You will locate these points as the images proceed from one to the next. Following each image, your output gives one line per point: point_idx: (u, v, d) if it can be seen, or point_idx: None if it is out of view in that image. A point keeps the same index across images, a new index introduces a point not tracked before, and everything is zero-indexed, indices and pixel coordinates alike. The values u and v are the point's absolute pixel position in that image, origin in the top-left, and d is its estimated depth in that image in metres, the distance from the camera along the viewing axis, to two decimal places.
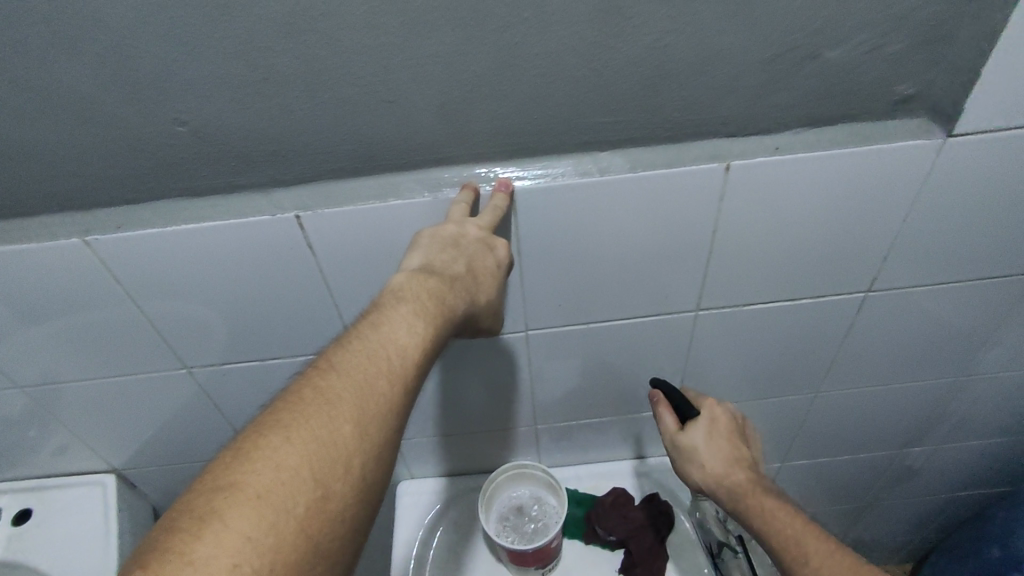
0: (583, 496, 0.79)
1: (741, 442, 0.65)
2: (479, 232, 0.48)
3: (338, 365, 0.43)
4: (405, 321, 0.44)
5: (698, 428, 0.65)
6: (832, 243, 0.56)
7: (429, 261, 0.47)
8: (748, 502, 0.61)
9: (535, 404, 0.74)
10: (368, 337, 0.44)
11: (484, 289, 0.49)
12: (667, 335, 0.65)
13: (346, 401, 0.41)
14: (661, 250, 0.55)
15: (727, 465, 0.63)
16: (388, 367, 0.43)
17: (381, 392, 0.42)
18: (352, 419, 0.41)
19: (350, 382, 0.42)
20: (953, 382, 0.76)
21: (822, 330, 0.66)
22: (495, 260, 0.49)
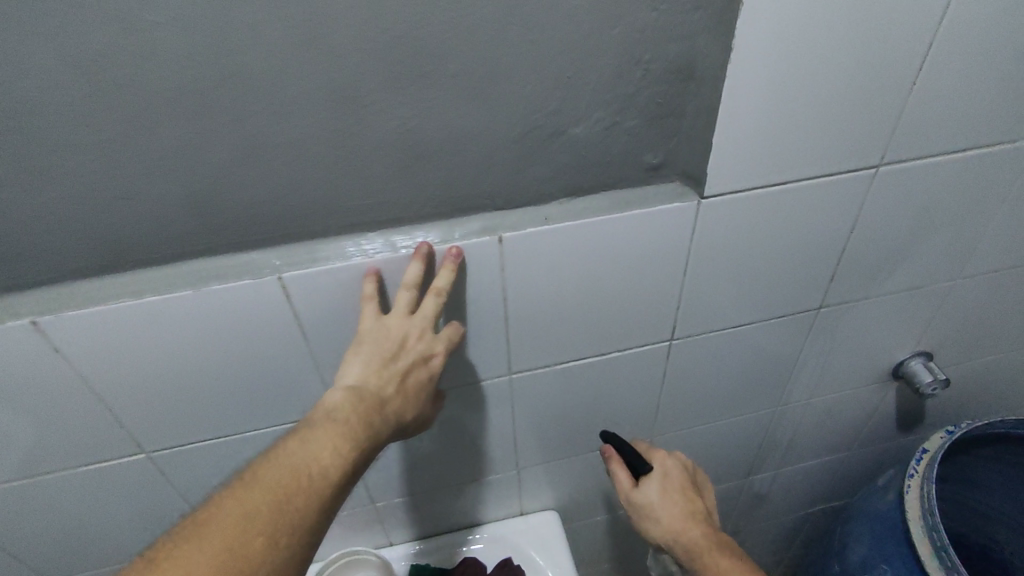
0: (430, 568, 0.76)
1: (695, 496, 0.67)
2: (417, 336, 0.46)
3: (262, 482, 0.37)
4: (333, 440, 0.40)
5: (652, 483, 0.67)
6: (623, 300, 0.59)
7: (361, 373, 0.44)
8: (704, 559, 0.62)
9: (370, 483, 0.71)
10: (293, 453, 0.39)
11: (407, 407, 0.46)
12: (488, 400, 0.65)
13: (261, 516, 0.35)
14: (456, 322, 0.55)
15: (680, 521, 0.65)
16: (309, 489, 0.38)
17: (299, 509, 0.37)
18: (264, 533, 0.35)
19: (270, 501, 0.36)
20: (773, 412, 0.81)
21: (638, 377, 0.69)
22: (427, 372, 0.47)
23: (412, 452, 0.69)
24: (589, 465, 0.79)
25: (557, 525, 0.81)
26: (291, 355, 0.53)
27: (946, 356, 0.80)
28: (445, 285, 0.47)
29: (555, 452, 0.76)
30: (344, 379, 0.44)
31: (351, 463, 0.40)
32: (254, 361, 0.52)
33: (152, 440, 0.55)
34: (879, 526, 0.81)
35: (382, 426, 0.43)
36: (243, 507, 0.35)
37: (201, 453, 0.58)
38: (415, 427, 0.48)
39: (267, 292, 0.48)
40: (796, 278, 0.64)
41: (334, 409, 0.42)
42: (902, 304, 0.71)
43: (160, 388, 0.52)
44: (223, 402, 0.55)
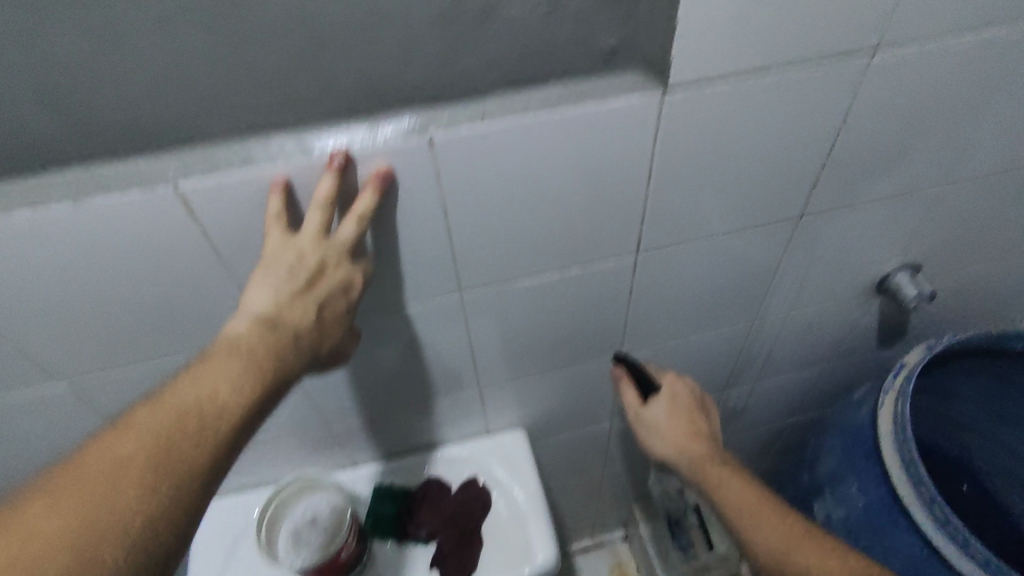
0: (396, 489, 0.75)
1: (701, 418, 0.67)
2: (336, 265, 0.41)
3: (143, 426, 0.33)
4: (233, 374, 0.36)
5: (660, 402, 0.67)
6: (581, 210, 0.53)
7: (270, 299, 0.40)
8: (704, 471, 0.62)
9: (324, 406, 0.69)
10: (185, 390, 0.35)
11: (325, 338, 0.42)
12: (439, 320, 0.61)
13: (139, 460, 0.32)
14: (392, 238, 0.49)
15: (685, 437, 0.65)
16: (203, 427, 0.34)
17: (187, 454, 0.33)
18: (140, 479, 0.32)
19: (148, 445, 0.33)
20: (748, 327, 0.78)
21: (603, 294, 0.64)
22: (348, 302, 0.43)
23: (366, 374, 0.66)
24: (556, 383, 0.77)
25: (525, 444, 0.80)
26: (209, 282, 0.47)
27: (936, 267, 0.76)
28: (366, 210, 0.42)
29: (519, 372, 0.73)
30: (250, 308, 0.40)
31: (253, 401, 0.37)
32: (168, 288, 0.47)
33: (72, 370, 0.52)
34: (851, 439, 0.80)
35: (297, 358, 0.39)
36: (115, 454, 0.32)
37: (131, 383, 0.55)
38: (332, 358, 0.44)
39: (163, 207, 0.41)
40: (775, 184, 0.57)
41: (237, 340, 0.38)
42: (892, 212, 0.66)
43: (64, 319, 0.46)
44: (142, 334, 0.50)
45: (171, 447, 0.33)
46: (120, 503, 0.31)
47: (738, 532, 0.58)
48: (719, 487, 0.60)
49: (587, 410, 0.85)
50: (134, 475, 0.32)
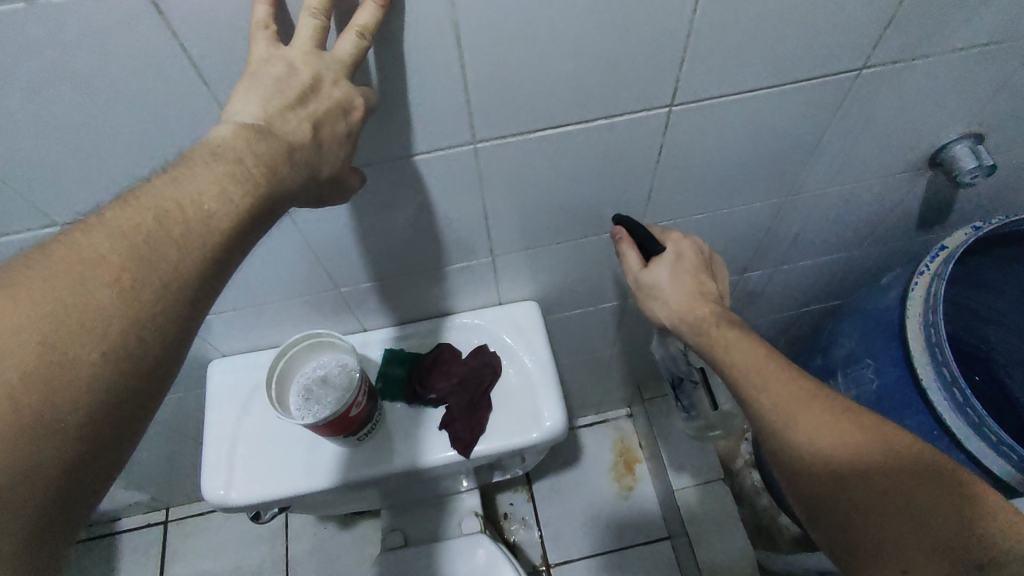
0: (405, 354, 0.75)
1: (707, 278, 0.64)
2: (328, 77, 0.35)
3: (113, 224, 0.30)
4: (219, 180, 0.32)
5: (663, 263, 0.63)
6: (613, 44, 0.46)
7: (260, 109, 0.35)
8: (710, 333, 0.60)
9: (331, 268, 0.66)
10: (163, 191, 0.32)
11: (327, 158, 0.37)
12: (451, 177, 0.56)
13: (110, 261, 0.30)
14: (397, 68, 0.43)
15: (687, 301, 0.62)
16: (184, 235, 0.31)
17: (165, 261, 0.31)
18: (113, 281, 0.30)
19: (122, 246, 0.30)
20: (781, 203, 0.73)
21: (630, 154, 0.59)
22: (350, 124, 0.37)
23: (374, 236, 0.63)
24: (572, 254, 0.74)
25: (536, 315, 0.78)
26: (198, 107, 0.43)
27: (998, 141, 0.68)
28: (369, 25, 0.36)
29: (533, 240, 0.69)
30: (237, 114, 0.35)
31: (244, 213, 0.32)
32: (152, 114, 0.42)
33: (64, 210, 0.49)
34: (873, 323, 0.77)
35: (295, 175, 0.35)
36: (85, 250, 0.30)
37: None
38: (335, 190, 0.40)
39: (133, 10, 0.36)
40: (839, 25, 0.50)
41: (224, 144, 0.33)
42: (964, 69, 0.58)
43: (45, 148, 0.43)
44: (133, 167, 0.46)
45: (146, 251, 0.30)
46: (96, 302, 0.29)
47: (743, 394, 0.56)
48: (727, 348, 0.58)
49: (602, 285, 0.82)
50: (107, 275, 0.29)
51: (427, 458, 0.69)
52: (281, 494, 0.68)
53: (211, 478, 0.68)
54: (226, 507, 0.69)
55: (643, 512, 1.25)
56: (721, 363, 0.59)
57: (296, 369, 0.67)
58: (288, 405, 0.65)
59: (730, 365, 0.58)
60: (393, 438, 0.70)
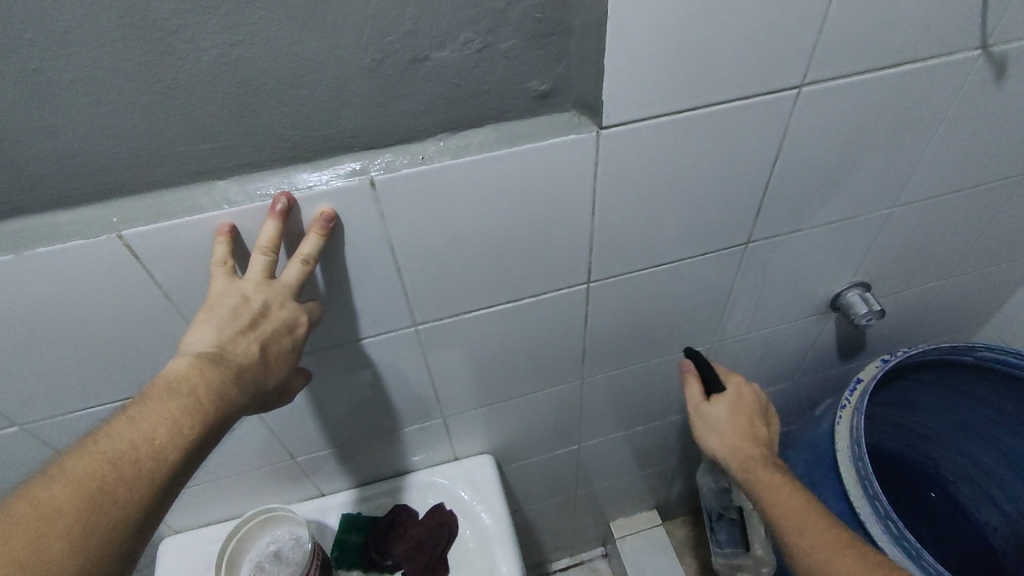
0: (364, 518, 0.76)
1: (761, 424, 0.69)
2: (286, 307, 0.43)
3: (71, 474, 0.33)
4: (172, 414, 0.36)
5: (722, 402, 0.70)
6: (528, 244, 0.54)
7: (216, 338, 0.40)
8: (757, 473, 0.64)
9: (287, 439, 0.69)
10: (119, 434, 0.35)
11: (272, 374, 0.43)
12: (397, 353, 0.62)
13: (65, 514, 0.32)
14: (340, 275, 0.50)
15: (740, 440, 0.67)
16: (137, 473, 0.34)
17: (118, 502, 0.33)
18: (68, 533, 0.32)
19: (77, 494, 0.33)
20: (709, 349, 0.79)
21: (560, 322, 0.66)
22: (293, 341, 0.44)
23: (328, 408, 0.67)
24: (521, 409, 0.78)
25: (491, 468, 0.80)
26: (160, 320, 0.48)
27: (886, 286, 0.78)
28: (311, 253, 0.43)
29: (482, 399, 0.73)
30: (194, 345, 0.40)
31: (194, 441, 0.37)
32: (118, 327, 0.48)
33: (28, 413, 0.52)
34: (812, 456, 0.81)
35: (240, 395, 0.40)
36: (45, 503, 0.32)
37: (87, 422, 0.55)
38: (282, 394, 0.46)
39: (108, 253, 0.42)
40: (718, 213, 0.59)
41: (178, 380, 0.38)
42: (836, 235, 0.68)
43: (16, 361, 0.47)
44: (97, 371, 0.51)
45: (102, 496, 0.33)
46: (49, 555, 0.31)
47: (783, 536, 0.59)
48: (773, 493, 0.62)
49: (555, 432, 0.86)
50: (62, 526, 0.32)
51: None
52: None
53: None
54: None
55: None
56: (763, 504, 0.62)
57: (242, 549, 0.66)
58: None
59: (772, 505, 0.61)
60: None
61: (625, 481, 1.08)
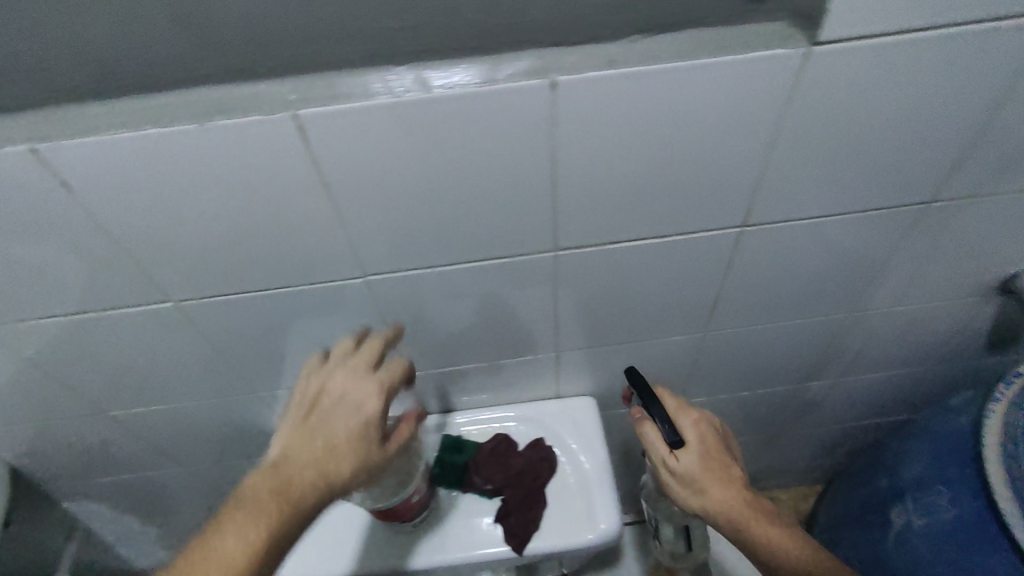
0: (466, 441, 0.75)
1: (731, 461, 0.63)
2: (364, 413, 0.56)
3: (236, 522, 0.49)
4: (314, 476, 0.53)
5: (692, 453, 0.62)
6: (695, 175, 0.50)
7: (283, 448, 0.55)
8: (754, 530, 0.59)
9: (404, 352, 0.70)
10: (262, 483, 0.52)
11: (345, 461, 0.54)
12: (529, 278, 0.59)
13: (231, 546, 0.48)
14: (496, 185, 0.48)
15: (726, 492, 0.60)
16: (289, 501, 0.52)
17: (273, 538, 0.50)
18: (238, 561, 0.48)
19: (242, 539, 0.49)
20: (848, 319, 0.73)
21: (701, 269, 0.61)
22: (365, 414, 0.57)
23: (448, 326, 0.66)
24: (635, 354, 0.75)
25: (593, 412, 0.78)
26: (315, 211, 0.48)
27: None
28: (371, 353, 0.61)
29: (599, 339, 0.71)
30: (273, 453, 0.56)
31: (316, 492, 0.53)
32: (276, 213, 0.48)
33: (185, 287, 0.56)
34: (947, 448, 0.75)
35: (339, 473, 0.54)
36: (224, 552, 0.48)
37: (233, 306, 0.59)
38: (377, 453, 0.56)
39: (281, 133, 0.42)
40: (908, 162, 0.52)
41: (279, 472, 0.53)
42: None
43: (184, 236, 0.49)
44: (250, 256, 0.52)
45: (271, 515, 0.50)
46: (236, 561, 0.48)
47: None
48: (771, 547, 0.58)
49: (661, 383, 0.83)
50: (235, 554, 0.48)
51: (480, 549, 0.69)
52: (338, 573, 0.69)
53: None
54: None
55: None
56: (771, 563, 0.59)
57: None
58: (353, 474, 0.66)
59: (774, 558, 0.58)
60: (447, 525, 0.70)
61: None
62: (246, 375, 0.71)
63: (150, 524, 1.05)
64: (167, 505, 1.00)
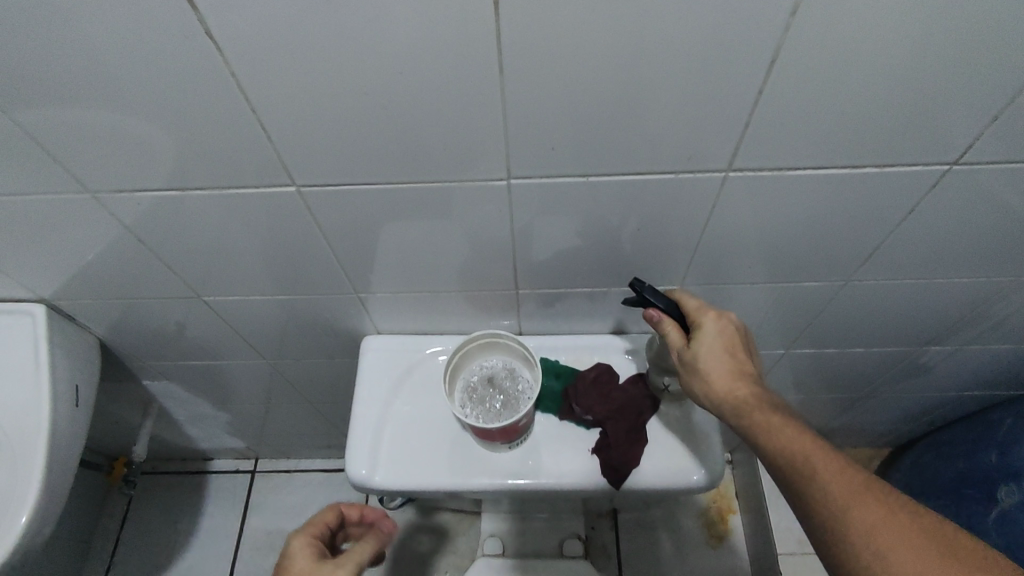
0: (567, 368, 0.71)
1: (744, 354, 0.57)
2: (299, 544, 0.64)
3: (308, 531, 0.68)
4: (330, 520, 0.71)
5: (701, 334, 0.57)
6: (925, 94, 0.43)
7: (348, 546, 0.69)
8: (753, 417, 0.53)
9: (519, 268, 0.65)
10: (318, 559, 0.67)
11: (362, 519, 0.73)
12: (683, 200, 0.53)
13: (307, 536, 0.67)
14: (692, 85, 0.42)
15: (730, 377, 0.55)
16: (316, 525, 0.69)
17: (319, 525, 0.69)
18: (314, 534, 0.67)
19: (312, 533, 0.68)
20: (1009, 284, 0.66)
21: (877, 210, 0.55)
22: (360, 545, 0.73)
23: (574, 246, 0.61)
24: (760, 297, 0.70)
25: None
26: (478, 93, 0.43)
27: None
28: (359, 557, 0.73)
29: (729, 277, 0.66)
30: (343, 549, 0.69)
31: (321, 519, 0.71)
32: (435, 88, 0.43)
33: (310, 170, 0.51)
34: None
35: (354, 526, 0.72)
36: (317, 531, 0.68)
37: (358, 196, 0.54)
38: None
39: None
40: None
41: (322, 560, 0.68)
42: None
43: (327, 109, 0.45)
44: (391, 137, 0.47)
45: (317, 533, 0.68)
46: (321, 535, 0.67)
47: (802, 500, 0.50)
48: (771, 438, 0.52)
49: (773, 330, 0.78)
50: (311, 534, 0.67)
51: (578, 479, 0.67)
52: (424, 487, 0.66)
53: (357, 456, 0.68)
54: (367, 489, 0.68)
55: (732, 566, 1.16)
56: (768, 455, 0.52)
57: (467, 364, 0.65)
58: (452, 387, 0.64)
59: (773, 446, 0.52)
60: (542, 449, 0.68)
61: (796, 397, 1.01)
62: (349, 274, 0.67)
63: (220, 409, 1.06)
64: (239, 393, 1.00)
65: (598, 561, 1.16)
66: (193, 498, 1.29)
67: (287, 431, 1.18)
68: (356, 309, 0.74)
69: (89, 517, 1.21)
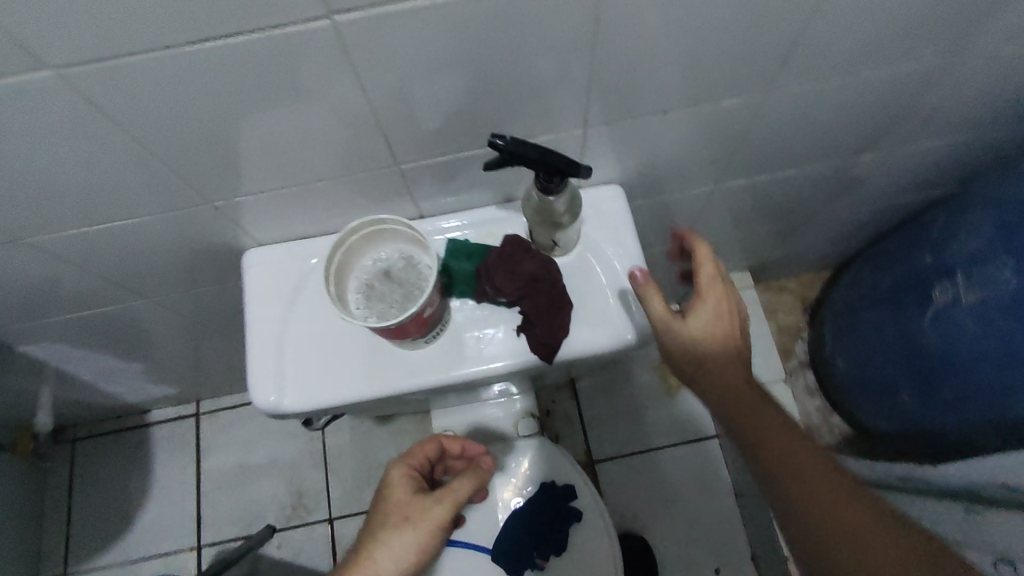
0: (475, 247, 0.64)
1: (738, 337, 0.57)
2: (399, 472, 0.68)
3: (412, 455, 0.70)
4: (431, 443, 0.72)
5: (704, 317, 0.56)
6: None
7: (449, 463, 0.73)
8: (756, 410, 0.56)
9: (394, 139, 0.55)
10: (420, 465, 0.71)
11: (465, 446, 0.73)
12: (558, 13, 0.43)
13: (406, 460, 0.69)
14: None
15: (728, 363, 0.56)
16: (419, 449, 0.71)
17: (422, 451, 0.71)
18: (409, 463, 0.69)
19: (412, 459, 0.70)
20: (938, 67, 0.60)
21: None
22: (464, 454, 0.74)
23: (449, 100, 0.51)
24: (676, 129, 0.62)
25: (623, 204, 0.66)
26: None
27: None
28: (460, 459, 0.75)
29: (636, 109, 0.57)
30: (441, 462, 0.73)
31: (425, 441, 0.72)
32: None
33: (60, 45, 0.38)
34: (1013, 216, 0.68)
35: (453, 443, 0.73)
36: (416, 455, 0.70)
37: (147, 71, 0.41)
38: (416, 516, 0.64)
39: None
40: None
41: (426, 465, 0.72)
42: None
43: None
44: None
45: (415, 456, 0.70)
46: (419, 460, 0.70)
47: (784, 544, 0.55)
48: (784, 442, 0.54)
49: (698, 165, 0.71)
50: (409, 461, 0.70)
51: (507, 361, 0.61)
52: (340, 402, 0.60)
53: (259, 383, 0.61)
54: (280, 415, 0.61)
55: (691, 409, 1.18)
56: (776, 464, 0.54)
57: (357, 260, 0.57)
58: (344, 290, 0.56)
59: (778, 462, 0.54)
60: (464, 338, 0.62)
61: (732, 235, 0.97)
62: (191, 180, 0.55)
63: (127, 359, 0.96)
64: (140, 340, 0.90)
65: (562, 430, 1.17)
66: (141, 452, 1.23)
67: (215, 368, 1.10)
68: (223, 223, 0.63)
69: (31, 494, 1.14)
